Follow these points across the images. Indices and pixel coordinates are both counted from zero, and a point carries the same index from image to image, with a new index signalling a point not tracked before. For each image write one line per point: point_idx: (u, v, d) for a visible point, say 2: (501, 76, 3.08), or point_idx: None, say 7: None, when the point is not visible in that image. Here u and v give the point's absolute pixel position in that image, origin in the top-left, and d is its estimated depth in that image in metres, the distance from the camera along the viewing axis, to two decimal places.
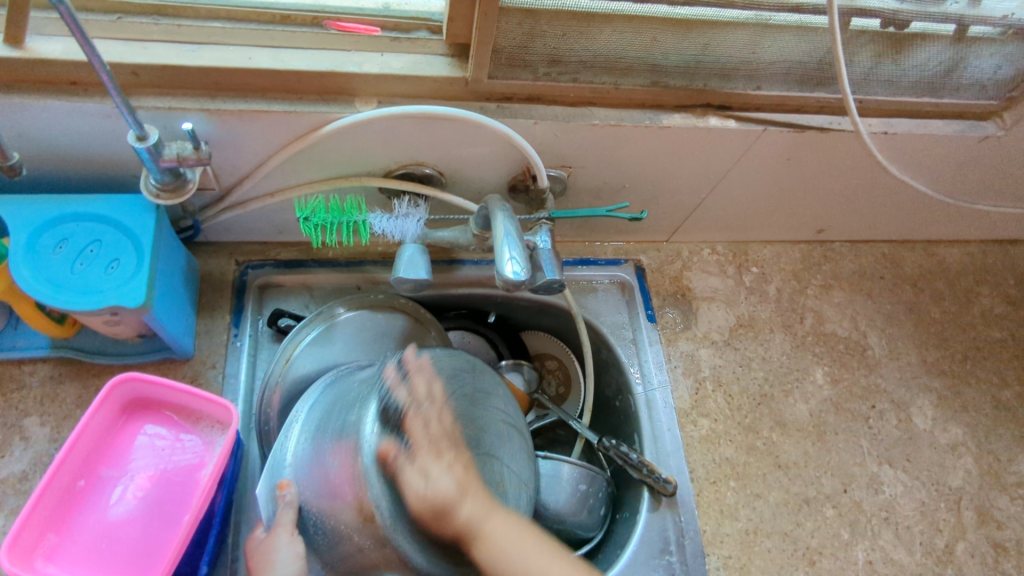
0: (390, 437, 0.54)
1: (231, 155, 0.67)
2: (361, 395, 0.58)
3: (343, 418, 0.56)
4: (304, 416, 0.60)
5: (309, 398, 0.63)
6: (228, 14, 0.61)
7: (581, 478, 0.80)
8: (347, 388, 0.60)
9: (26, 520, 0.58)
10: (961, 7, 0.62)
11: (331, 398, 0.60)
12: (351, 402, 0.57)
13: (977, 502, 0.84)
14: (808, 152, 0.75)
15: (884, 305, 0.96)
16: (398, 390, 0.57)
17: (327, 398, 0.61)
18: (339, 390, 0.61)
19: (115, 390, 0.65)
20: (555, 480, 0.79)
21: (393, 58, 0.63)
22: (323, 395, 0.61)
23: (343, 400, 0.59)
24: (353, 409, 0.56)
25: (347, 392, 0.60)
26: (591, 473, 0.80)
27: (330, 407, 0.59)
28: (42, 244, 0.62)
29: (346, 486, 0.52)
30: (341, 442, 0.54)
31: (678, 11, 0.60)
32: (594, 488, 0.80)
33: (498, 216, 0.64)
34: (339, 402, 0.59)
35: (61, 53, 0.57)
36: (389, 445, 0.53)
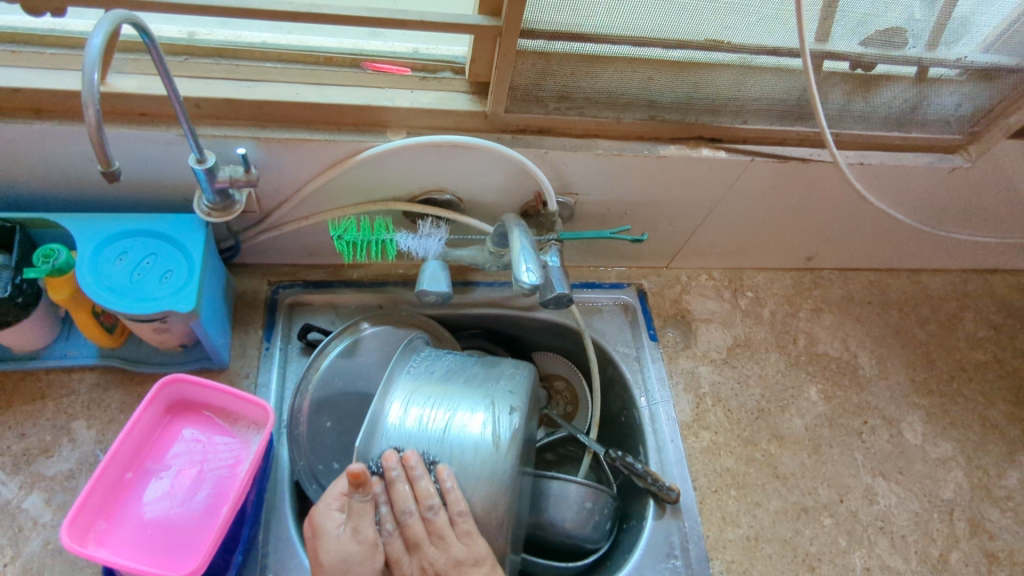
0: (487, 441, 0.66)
1: (273, 180, 0.75)
2: (488, 395, 0.68)
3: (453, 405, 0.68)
4: (407, 388, 0.68)
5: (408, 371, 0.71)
6: (279, 56, 0.71)
7: (586, 497, 0.81)
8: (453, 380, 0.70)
9: (82, 506, 0.64)
10: (919, 51, 0.71)
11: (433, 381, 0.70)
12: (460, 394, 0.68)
13: (969, 513, 0.88)
14: (793, 181, 0.83)
15: (872, 328, 1.02)
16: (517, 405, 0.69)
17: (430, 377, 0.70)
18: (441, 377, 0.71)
19: (163, 390, 0.71)
20: (560, 500, 0.80)
21: (422, 94, 0.71)
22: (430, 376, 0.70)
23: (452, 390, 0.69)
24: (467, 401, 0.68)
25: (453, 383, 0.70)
26: (596, 491, 0.81)
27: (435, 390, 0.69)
28: (105, 255, 0.70)
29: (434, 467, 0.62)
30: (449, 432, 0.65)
31: (672, 53, 0.68)
32: (600, 506, 0.81)
33: (514, 232, 0.70)
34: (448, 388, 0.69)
35: (136, 88, 0.65)
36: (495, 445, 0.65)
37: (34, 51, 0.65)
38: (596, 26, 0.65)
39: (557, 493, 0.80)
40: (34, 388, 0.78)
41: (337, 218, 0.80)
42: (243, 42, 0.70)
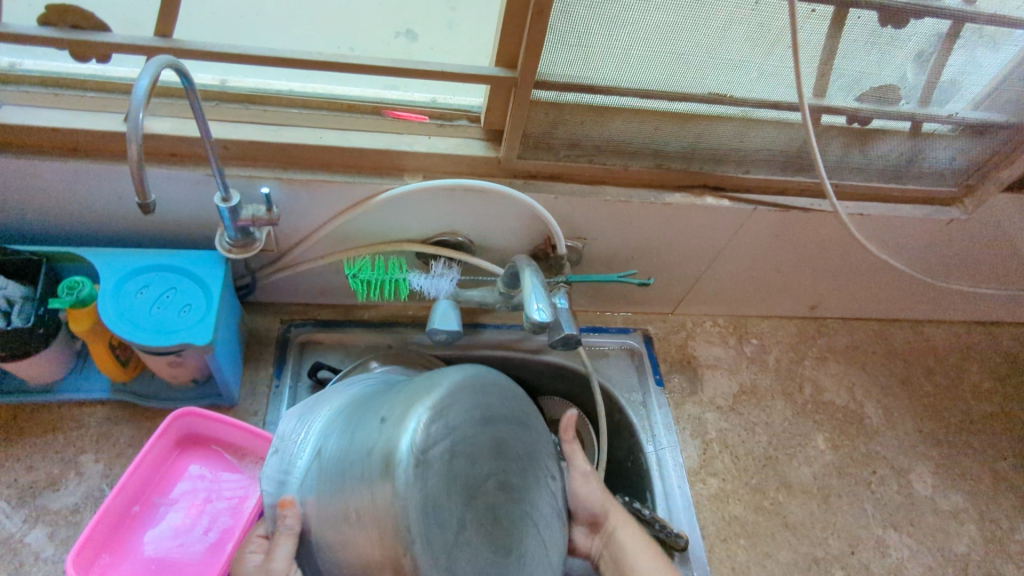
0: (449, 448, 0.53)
1: (293, 219, 0.78)
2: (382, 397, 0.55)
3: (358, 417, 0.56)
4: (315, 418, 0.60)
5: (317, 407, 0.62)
6: (305, 103, 0.75)
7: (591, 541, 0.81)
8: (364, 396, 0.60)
9: (87, 537, 0.63)
10: (913, 107, 0.75)
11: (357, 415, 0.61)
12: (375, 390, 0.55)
13: (983, 568, 0.86)
14: (795, 230, 0.86)
15: (877, 377, 1.02)
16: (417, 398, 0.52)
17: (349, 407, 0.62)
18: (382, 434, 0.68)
19: (174, 422, 0.71)
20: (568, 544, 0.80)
21: (438, 140, 0.75)
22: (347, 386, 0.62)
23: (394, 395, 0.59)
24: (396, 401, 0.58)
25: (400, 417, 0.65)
26: None
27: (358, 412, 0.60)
28: (127, 289, 0.72)
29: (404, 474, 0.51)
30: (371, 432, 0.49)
31: (675, 105, 0.72)
32: None
33: (525, 272, 0.72)
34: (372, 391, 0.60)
35: (169, 129, 0.69)
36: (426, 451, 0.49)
37: (75, 94, 0.69)
38: (605, 79, 0.69)
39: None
40: (45, 421, 0.79)
41: (353, 259, 0.83)
42: (271, 89, 0.74)
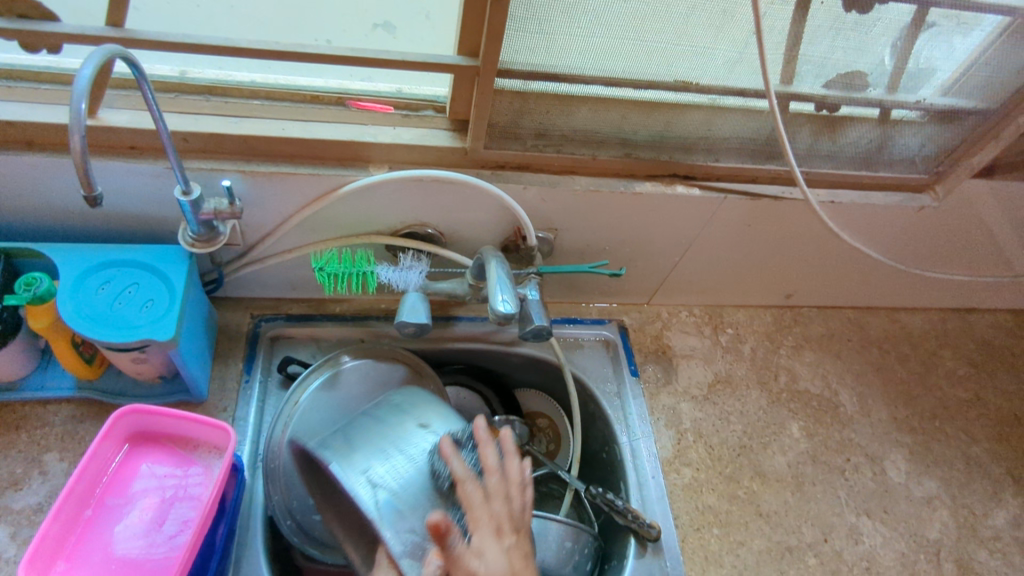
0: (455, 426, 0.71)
1: (258, 213, 0.77)
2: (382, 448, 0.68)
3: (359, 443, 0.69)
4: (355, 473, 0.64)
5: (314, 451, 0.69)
6: (267, 94, 0.74)
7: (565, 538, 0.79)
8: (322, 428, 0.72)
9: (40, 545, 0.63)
10: (881, 93, 0.74)
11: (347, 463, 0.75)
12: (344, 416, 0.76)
13: (956, 554, 0.87)
14: (767, 218, 0.85)
15: (852, 366, 1.03)
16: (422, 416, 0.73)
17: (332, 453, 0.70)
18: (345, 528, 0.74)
19: (119, 421, 0.70)
20: (540, 536, 0.79)
21: (404, 131, 0.74)
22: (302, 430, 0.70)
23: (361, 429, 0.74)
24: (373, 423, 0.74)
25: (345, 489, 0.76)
26: (577, 530, 0.80)
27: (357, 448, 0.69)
28: (87, 284, 0.71)
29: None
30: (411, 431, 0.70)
31: (642, 94, 0.72)
32: (580, 545, 0.80)
33: (491, 263, 0.72)
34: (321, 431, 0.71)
35: (126, 122, 0.67)
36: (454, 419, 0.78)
37: (28, 87, 0.68)
38: (570, 67, 0.68)
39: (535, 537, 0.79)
40: (9, 420, 0.78)
41: (320, 251, 0.83)
42: (232, 80, 0.73)
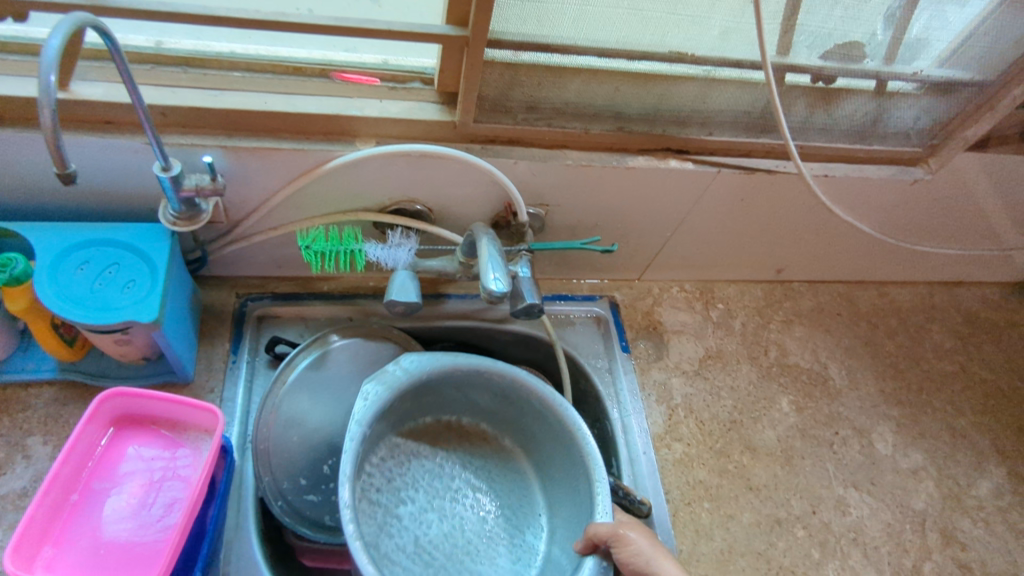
0: (492, 527, 0.78)
1: (241, 189, 0.75)
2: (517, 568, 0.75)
3: (501, 561, 0.75)
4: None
5: (584, 501, 0.72)
6: (247, 66, 0.71)
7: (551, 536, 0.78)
8: (529, 531, 0.78)
9: (25, 532, 0.62)
10: (878, 65, 0.73)
11: (537, 425, 0.77)
12: (535, 478, 0.81)
13: (940, 523, 0.88)
14: (760, 193, 0.84)
15: (842, 340, 1.03)
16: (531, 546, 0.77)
17: (573, 456, 0.73)
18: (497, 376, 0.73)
19: (104, 404, 0.69)
20: None
21: (391, 104, 0.72)
22: (542, 537, 0.77)
23: (542, 448, 0.78)
24: (542, 451, 0.79)
25: (513, 400, 0.76)
26: None
27: (570, 465, 0.74)
28: (66, 265, 0.68)
29: (421, 422, 0.82)
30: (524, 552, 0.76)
31: (636, 65, 0.70)
32: None
33: (483, 240, 0.70)
34: (558, 498, 0.77)
35: (100, 95, 0.64)
36: (483, 454, 0.83)
37: None
38: (563, 37, 0.66)
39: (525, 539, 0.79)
40: None
41: (306, 229, 0.81)
42: (210, 51, 0.70)
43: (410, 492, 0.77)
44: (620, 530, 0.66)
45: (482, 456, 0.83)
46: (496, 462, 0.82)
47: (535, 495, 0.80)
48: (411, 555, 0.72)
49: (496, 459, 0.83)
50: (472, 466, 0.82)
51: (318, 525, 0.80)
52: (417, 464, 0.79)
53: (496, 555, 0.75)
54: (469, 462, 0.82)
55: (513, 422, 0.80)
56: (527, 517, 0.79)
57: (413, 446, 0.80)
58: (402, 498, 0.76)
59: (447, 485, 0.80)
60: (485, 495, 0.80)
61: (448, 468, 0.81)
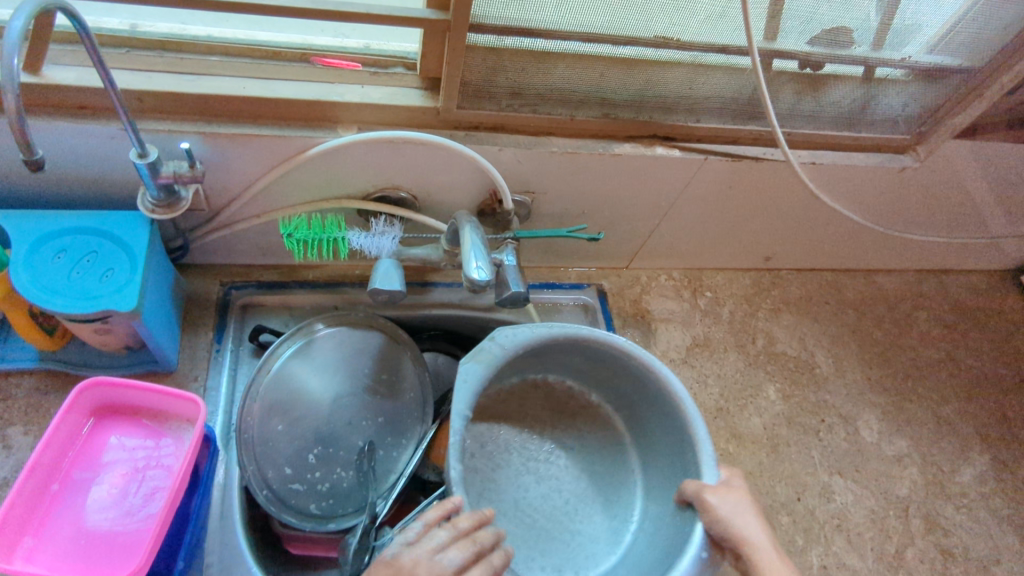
0: (588, 486, 0.79)
1: (222, 176, 0.74)
2: (617, 525, 0.75)
3: (621, 517, 0.76)
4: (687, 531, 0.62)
5: (686, 466, 0.67)
6: (226, 50, 0.69)
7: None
8: (625, 487, 0.77)
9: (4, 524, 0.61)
10: (865, 51, 0.72)
11: (636, 390, 0.74)
12: (631, 435, 0.79)
13: (924, 510, 0.89)
14: (747, 180, 0.84)
15: (829, 328, 1.03)
16: (628, 505, 0.76)
17: (671, 419, 0.69)
18: (590, 343, 0.71)
19: (84, 394, 0.68)
20: None
21: (373, 90, 0.70)
22: (638, 496, 0.76)
23: (637, 413, 0.76)
24: (638, 413, 0.76)
25: (608, 365, 0.74)
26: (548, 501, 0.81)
27: (670, 430, 0.70)
28: (42, 253, 0.67)
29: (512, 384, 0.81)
30: (624, 510, 0.76)
31: (622, 50, 0.69)
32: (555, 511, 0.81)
33: (465, 228, 0.69)
34: (657, 463, 0.74)
35: (74, 80, 0.63)
36: (572, 414, 0.82)
37: None
38: (546, 21, 0.65)
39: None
40: None
41: (288, 216, 0.79)
42: (188, 35, 0.69)
43: (503, 456, 0.78)
44: (705, 491, 0.61)
45: (575, 417, 0.82)
46: (590, 427, 0.82)
47: (630, 451, 0.79)
48: (511, 516, 0.74)
49: (588, 421, 0.82)
50: (562, 426, 0.82)
51: (304, 513, 0.81)
52: (507, 430, 0.80)
53: (593, 512, 0.77)
54: (560, 425, 0.82)
55: (606, 384, 0.78)
56: (621, 476, 0.78)
57: (504, 410, 0.81)
58: (498, 463, 0.77)
59: (540, 446, 0.80)
60: (582, 455, 0.80)
61: (540, 431, 0.81)
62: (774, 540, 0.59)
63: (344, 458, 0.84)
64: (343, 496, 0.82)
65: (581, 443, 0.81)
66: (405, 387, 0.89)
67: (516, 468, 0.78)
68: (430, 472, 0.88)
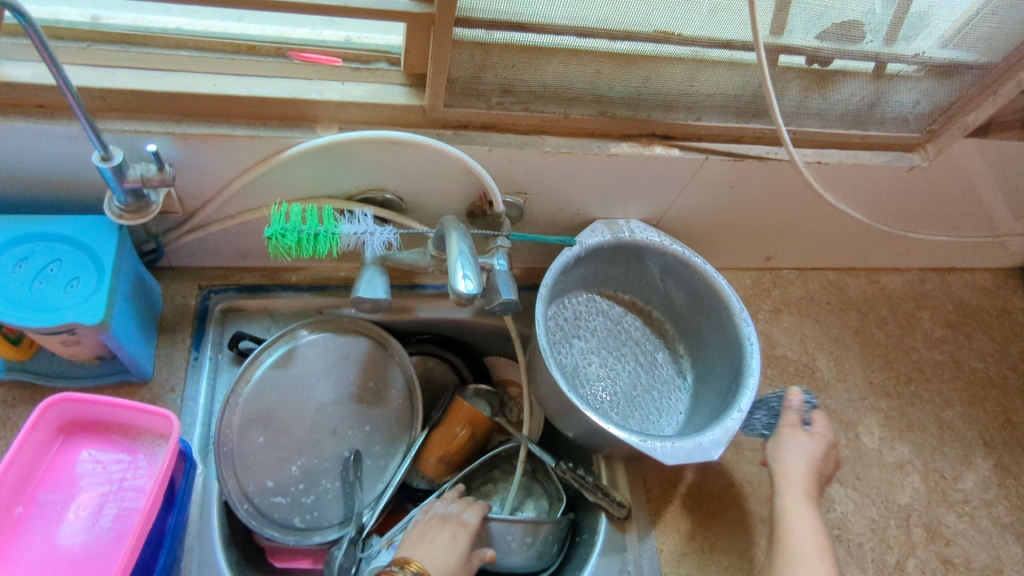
0: (639, 397, 0.86)
1: (196, 178, 0.69)
2: (644, 430, 0.83)
3: (657, 427, 0.84)
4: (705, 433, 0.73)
5: (731, 399, 0.77)
6: (195, 44, 0.65)
7: (525, 534, 0.76)
8: (668, 416, 0.85)
9: None
10: (877, 46, 0.68)
11: (714, 333, 0.84)
12: (693, 382, 0.88)
13: (925, 519, 0.87)
14: (749, 180, 0.80)
15: (830, 329, 1.00)
16: (661, 428, 0.84)
17: (737, 368, 0.79)
18: (701, 273, 0.81)
19: (50, 410, 0.65)
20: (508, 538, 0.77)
21: (354, 87, 0.66)
22: (674, 426, 0.84)
23: (710, 355, 0.86)
24: (708, 361, 0.86)
25: (705, 305, 0.84)
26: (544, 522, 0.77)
27: (731, 373, 0.80)
28: (3, 262, 0.64)
29: (620, 294, 0.93)
30: (654, 426, 0.84)
31: (619, 45, 0.64)
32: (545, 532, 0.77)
33: (452, 235, 0.65)
34: (708, 398, 0.83)
35: (29, 77, 0.59)
36: (654, 341, 0.92)
37: None
38: (539, 15, 0.60)
39: (502, 532, 0.75)
40: None
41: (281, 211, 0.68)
42: (154, 27, 0.64)
43: (588, 334, 0.89)
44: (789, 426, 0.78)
45: (656, 343, 0.91)
46: (660, 353, 0.91)
47: (687, 390, 0.88)
48: (570, 371, 0.84)
49: (664, 353, 0.91)
50: (644, 346, 0.91)
51: (287, 526, 0.78)
52: (600, 316, 0.91)
53: (633, 415, 0.84)
54: (642, 343, 0.91)
55: (691, 326, 0.89)
56: (667, 403, 0.87)
57: (604, 301, 0.92)
58: (580, 335, 0.88)
59: (621, 351, 0.89)
60: (648, 375, 0.89)
61: (625, 339, 0.90)
62: (810, 492, 0.73)
63: (329, 468, 0.81)
64: (327, 507, 0.80)
65: (653, 369, 0.89)
66: (392, 394, 0.86)
67: (592, 353, 0.88)
68: (419, 479, 0.90)
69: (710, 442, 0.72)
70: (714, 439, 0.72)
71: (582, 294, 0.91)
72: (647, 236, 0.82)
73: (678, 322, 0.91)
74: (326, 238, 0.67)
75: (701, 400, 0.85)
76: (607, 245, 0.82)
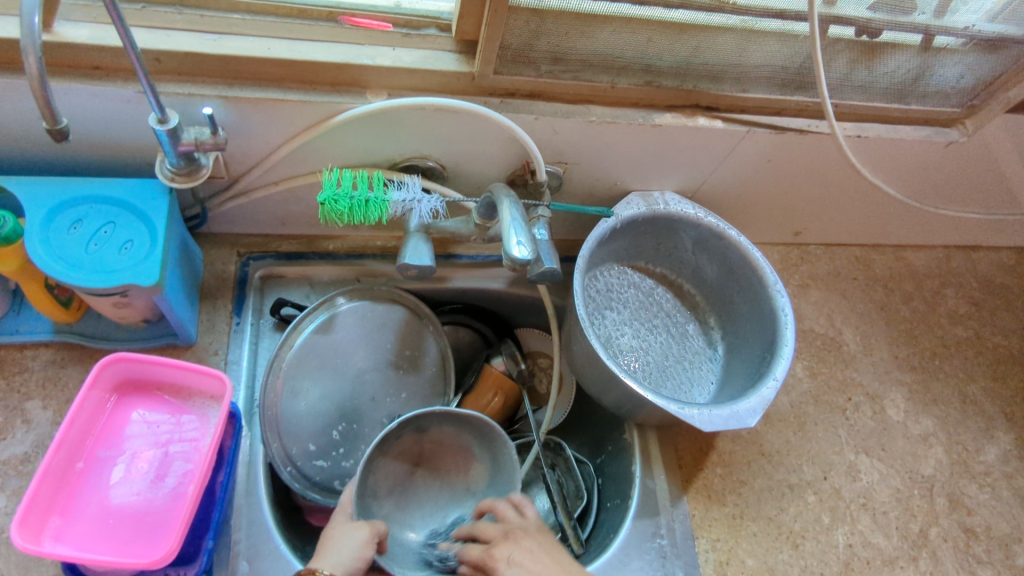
0: (671, 367, 0.88)
1: (244, 143, 0.70)
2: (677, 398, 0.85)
3: (689, 396, 0.86)
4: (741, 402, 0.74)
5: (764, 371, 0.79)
6: (248, 7, 0.64)
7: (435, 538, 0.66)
8: (699, 385, 0.87)
9: (31, 502, 0.60)
10: (927, 18, 0.68)
11: (746, 305, 0.85)
12: (724, 353, 0.90)
13: (948, 489, 0.89)
14: (788, 153, 0.81)
15: (856, 305, 1.01)
16: (694, 395, 0.86)
17: (770, 340, 0.80)
18: (736, 245, 0.82)
19: (107, 369, 0.66)
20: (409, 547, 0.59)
21: (404, 53, 0.66)
22: (706, 394, 0.86)
23: (742, 326, 0.87)
24: (739, 332, 0.87)
25: (739, 278, 0.85)
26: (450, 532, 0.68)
27: (764, 344, 0.81)
28: (58, 224, 0.64)
29: (649, 266, 0.94)
30: (687, 394, 0.86)
31: (673, 14, 0.64)
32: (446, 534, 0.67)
33: (505, 203, 0.66)
34: (740, 368, 0.85)
35: (87, 38, 0.59)
36: (683, 312, 0.93)
37: None
38: None
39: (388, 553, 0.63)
40: None
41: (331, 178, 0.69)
42: None
43: (620, 305, 0.90)
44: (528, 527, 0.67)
45: (686, 314, 0.93)
46: (690, 324, 0.92)
47: (717, 360, 0.90)
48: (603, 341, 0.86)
49: (693, 323, 0.92)
50: (674, 316, 0.92)
51: (329, 489, 0.80)
52: (631, 288, 0.91)
53: (665, 384, 0.86)
54: (671, 314, 0.92)
55: (722, 298, 0.90)
56: (698, 372, 0.88)
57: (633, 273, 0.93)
58: (612, 306, 0.89)
59: (652, 321, 0.91)
60: (678, 346, 0.90)
61: (656, 309, 0.92)
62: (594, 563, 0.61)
63: (369, 434, 0.83)
64: None
65: (683, 340, 0.90)
66: (427, 362, 0.87)
67: (623, 323, 0.89)
68: None
69: (748, 411, 0.73)
70: (751, 408, 0.73)
71: (614, 267, 0.91)
72: (681, 209, 0.82)
73: (708, 293, 0.92)
74: (376, 205, 0.68)
75: (732, 369, 0.87)
76: (640, 216, 0.82)
